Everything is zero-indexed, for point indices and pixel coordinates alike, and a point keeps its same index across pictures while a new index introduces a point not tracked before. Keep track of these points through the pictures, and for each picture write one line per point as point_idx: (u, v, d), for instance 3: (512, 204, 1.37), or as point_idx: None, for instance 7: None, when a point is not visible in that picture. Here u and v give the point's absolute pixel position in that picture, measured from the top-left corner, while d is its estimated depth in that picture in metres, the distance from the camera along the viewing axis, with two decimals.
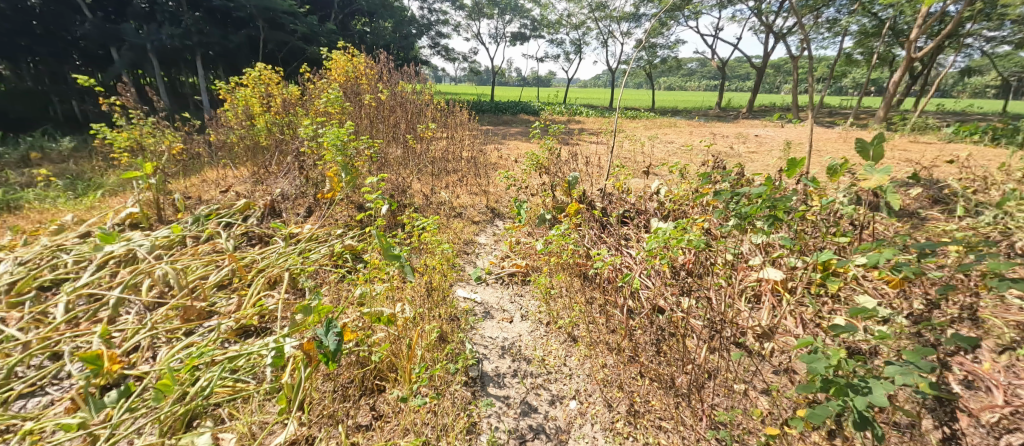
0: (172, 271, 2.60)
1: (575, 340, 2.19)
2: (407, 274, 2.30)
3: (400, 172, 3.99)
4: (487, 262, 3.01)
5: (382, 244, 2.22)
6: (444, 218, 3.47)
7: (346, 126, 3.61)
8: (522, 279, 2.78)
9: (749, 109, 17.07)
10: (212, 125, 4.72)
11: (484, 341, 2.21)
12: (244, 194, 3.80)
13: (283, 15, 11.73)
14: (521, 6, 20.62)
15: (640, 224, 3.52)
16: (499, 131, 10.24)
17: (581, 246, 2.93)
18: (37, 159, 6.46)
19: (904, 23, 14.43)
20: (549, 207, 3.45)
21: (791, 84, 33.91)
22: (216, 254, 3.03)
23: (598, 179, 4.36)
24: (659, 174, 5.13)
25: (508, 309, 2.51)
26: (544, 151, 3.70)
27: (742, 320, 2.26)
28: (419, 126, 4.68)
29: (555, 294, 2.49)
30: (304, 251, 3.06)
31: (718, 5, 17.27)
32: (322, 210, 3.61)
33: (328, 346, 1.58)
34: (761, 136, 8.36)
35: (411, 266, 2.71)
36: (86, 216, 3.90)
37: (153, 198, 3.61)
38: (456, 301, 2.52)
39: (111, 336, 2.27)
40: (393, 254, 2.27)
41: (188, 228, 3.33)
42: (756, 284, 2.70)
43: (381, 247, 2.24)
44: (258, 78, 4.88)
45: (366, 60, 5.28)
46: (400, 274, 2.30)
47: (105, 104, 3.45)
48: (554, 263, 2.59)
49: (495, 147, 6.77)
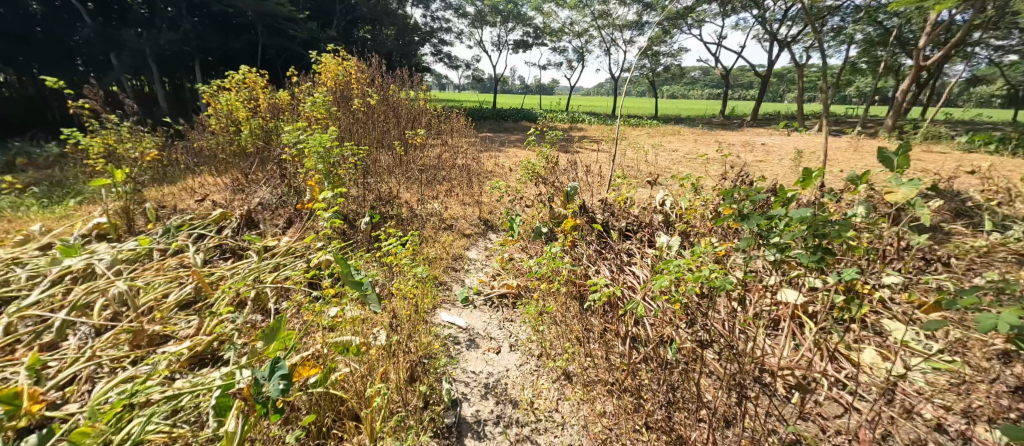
0: (125, 288, 2.36)
1: (569, 378, 1.91)
2: (372, 303, 2.06)
3: (388, 181, 3.75)
4: (476, 280, 2.74)
5: (343, 268, 2.01)
6: (431, 231, 3.23)
7: (330, 132, 3.36)
8: (513, 302, 2.51)
9: (754, 117, 16.87)
10: (195, 132, 4.47)
11: (466, 377, 1.96)
12: (220, 204, 3.57)
13: (283, 21, 11.61)
14: (524, 14, 20.56)
15: (644, 238, 3.27)
16: (499, 138, 10.04)
17: (580, 265, 2.67)
18: (21, 164, 6.27)
19: (910, 31, 14.25)
20: (545, 219, 3.21)
21: (795, 93, 33.70)
22: (183, 270, 2.81)
23: (601, 190, 4.12)
24: (663, 183, 4.88)
25: (495, 336, 2.25)
26: (541, 159, 3.46)
27: (763, 356, 1.98)
28: (409, 134, 4.50)
29: (549, 321, 2.22)
30: (279, 268, 2.82)
31: (722, 14, 17.18)
32: (302, 221, 3.38)
33: (270, 393, 1.35)
34: (769, 145, 8.13)
35: (391, 286, 2.46)
36: (55, 225, 3.66)
37: (123, 208, 3.39)
38: (438, 326, 2.29)
39: (47, 365, 2.02)
40: (355, 280, 1.97)
41: (157, 240, 3.10)
42: (774, 309, 2.44)
43: (342, 273, 2.01)
44: (243, 81, 4.67)
45: (358, 63, 5.00)
46: (365, 301, 2.08)
47: (72, 107, 3.21)
48: (548, 286, 2.34)
49: (493, 155, 6.56)
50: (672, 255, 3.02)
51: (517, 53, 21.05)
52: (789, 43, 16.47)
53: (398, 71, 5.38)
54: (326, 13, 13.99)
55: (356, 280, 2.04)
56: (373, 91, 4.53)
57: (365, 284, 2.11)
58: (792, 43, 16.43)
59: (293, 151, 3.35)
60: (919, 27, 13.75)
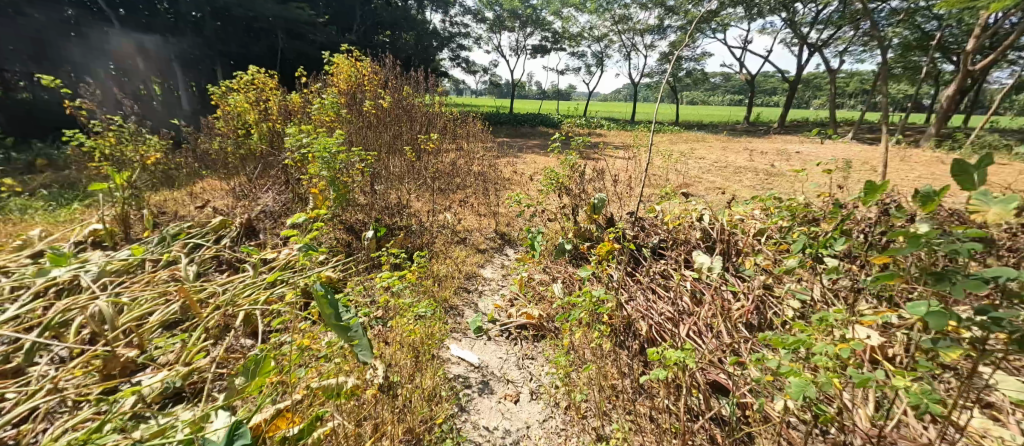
0: (104, 307, 2.13)
1: (604, 440, 1.57)
2: (363, 352, 1.66)
3: (397, 189, 3.48)
4: (491, 305, 2.42)
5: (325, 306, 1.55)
6: (443, 247, 2.94)
7: (335, 135, 3.10)
8: (534, 334, 2.18)
9: (781, 124, 16.22)
10: (203, 134, 4.29)
11: (477, 436, 1.63)
12: (222, 211, 3.36)
13: (304, 25, 11.54)
14: (543, 19, 20.32)
15: (681, 257, 2.91)
16: (516, 144, 9.74)
17: (611, 290, 2.32)
18: (41, 165, 6.27)
19: (952, 36, 13.45)
20: (571, 235, 2.88)
21: (823, 100, 32.52)
22: (173, 284, 2.57)
23: (628, 202, 3.77)
24: (694, 193, 4.49)
25: (513, 379, 1.93)
26: (566, 168, 3.12)
27: (843, 418, 1.61)
28: (421, 138, 4.24)
29: (576, 362, 1.89)
30: (275, 285, 2.57)
31: (748, 18, 16.62)
32: (305, 231, 3.12)
33: None
34: (804, 154, 7.63)
35: (393, 314, 2.15)
36: (54, 230, 3.47)
37: (121, 214, 3.20)
38: (448, 362, 1.98)
39: (8, 396, 1.79)
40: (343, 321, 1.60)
41: (151, 250, 2.88)
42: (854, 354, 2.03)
43: (325, 315, 1.61)
44: (252, 82, 4.46)
45: (371, 63, 4.73)
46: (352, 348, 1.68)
47: (68, 107, 3.04)
48: (577, 319, 2.00)
49: (509, 162, 6.27)
50: (715, 278, 2.66)
51: (536, 58, 20.83)
52: (819, 47, 15.79)
53: (413, 72, 5.12)
54: (346, 18, 13.99)
55: (343, 324, 1.64)
56: (387, 93, 4.27)
57: (352, 325, 1.72)
58: (822, 48, 15.74)
59: (296, 155, 3.11)
60: (962, 31, 12.99)
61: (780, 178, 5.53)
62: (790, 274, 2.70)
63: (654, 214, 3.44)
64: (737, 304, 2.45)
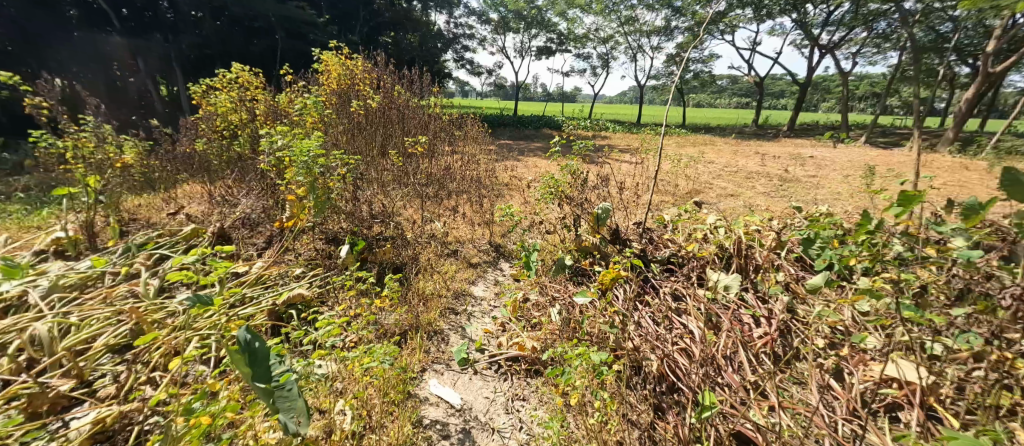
0: (42, 331, 1.89)
1: None
2: (293, 421, 1.36)
3: (383, 196, 3.22)
4: (481, 331, 2.16)
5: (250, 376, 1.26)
6: (431, 262, 2.69)
7: (315, 138, 2.84)
8: (527, 368, 1.91)
9: (790, 127, 15.88)
10: (184, 136, 4.05)
11: None
12: (195, 218, 3.13)
13: (303, 25, 11.32)
14: (548, 20, 20.10)
15: (694, 274, 2.62)
16: (518, 146, 9.48)
17: (615, 317, 2.04)
18: (30, 165, 6.12)
19: (969, 38, 13.05)
20: (571, 249, 2.61)
21: (833, 103, 31.97)
22: (130, 301, 2.32)
23: (635, 210, 3.49)
24: (705, 200, 4.20)
25: (499, 425, 1.66)
26: (567, 174, 2.84)
27: None
28: (413, 142, 3.99)
29: (572, 407, 1.61)
30: (242, 303, 2.31)
31: (757, 19, 16.29)
32: (281, 242, 2.86)
33: None
34: (819, 158, 7.33)
35: (366, 345, 1.89)
36: (19, 236, 3.25)
37: (86, 221, 2.97)
38: (424, 403, 1.72)
39: None
40: (269, 389, 1.34)
41: (114, 262, 2.64)
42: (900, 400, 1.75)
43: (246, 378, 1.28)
44: (236, 81, 4.20)
45: (362, 61, 4.47)
46: (277, 416, 1.37)
47: (28, 107, 2.81)
48: (576, 355, 1.72)
49: (510, 166, 6.04)
50: (732, 300, 2.37)
51: (540, 60, 20.61)
52: (830, 49, 15.44)
53: (407, 73, 4.87)
54: (349, 19, 13.83)
55: (268, 388, 1.34)
56: (378, 93, 4.03)
57: (283, 384, 1.43)
58: (834, 50, 15.40)
59: (272, 159, 2.86)
60: (979, 33, 12.60)
61: (795, 184, 5.24)
62: (816, 295, 2.43)
63: (663, 224, 3.16)
64: (759, 330, 2.16)
